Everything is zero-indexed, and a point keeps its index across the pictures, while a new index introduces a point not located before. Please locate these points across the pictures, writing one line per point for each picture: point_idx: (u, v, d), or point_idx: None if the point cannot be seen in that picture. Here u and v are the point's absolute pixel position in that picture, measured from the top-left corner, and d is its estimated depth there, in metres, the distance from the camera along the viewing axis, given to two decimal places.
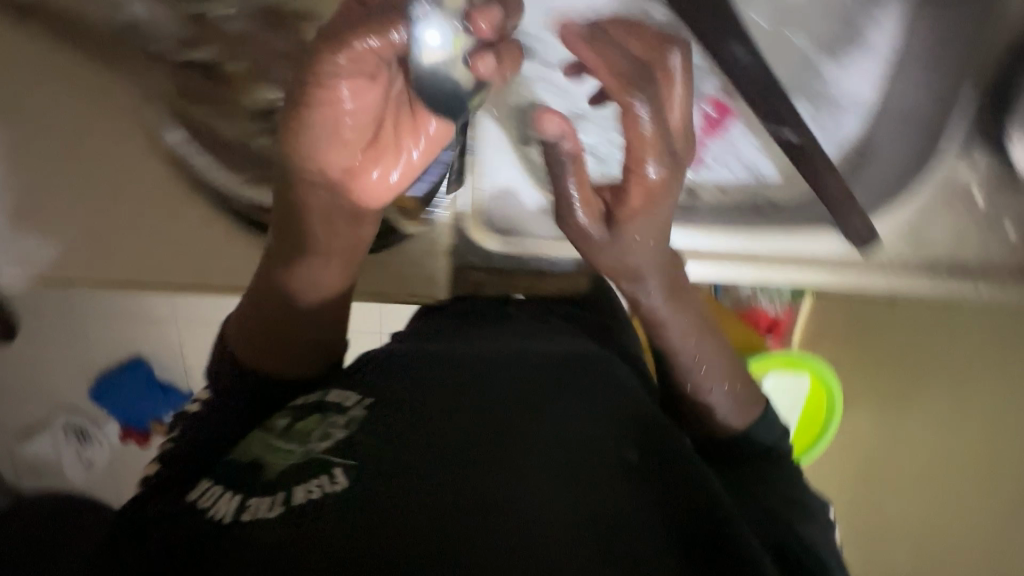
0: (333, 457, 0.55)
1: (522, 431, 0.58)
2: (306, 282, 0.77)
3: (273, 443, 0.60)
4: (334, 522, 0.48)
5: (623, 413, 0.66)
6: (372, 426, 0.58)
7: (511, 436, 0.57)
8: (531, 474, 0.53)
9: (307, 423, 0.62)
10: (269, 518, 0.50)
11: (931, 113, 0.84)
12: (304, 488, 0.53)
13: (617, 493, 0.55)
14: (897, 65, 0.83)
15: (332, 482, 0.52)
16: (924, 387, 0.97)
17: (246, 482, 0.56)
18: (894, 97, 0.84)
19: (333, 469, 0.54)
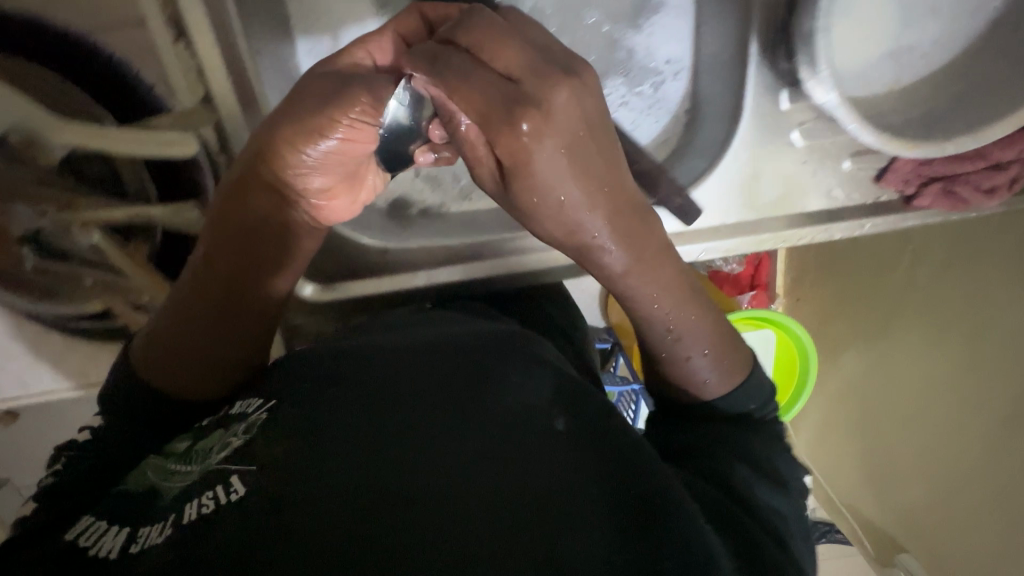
0: (230, 466, 0.53)
1: (441, 414, 0.56)
2: (225, 308, 0.76)
3: (166, 468, 0.58)
4: (233, 533, 0.46)
5: (550, 384, 0.64)
6: (279, 424, 0.57)
7: (432, 421, 0.55)
8: (460, 459, 0.52)
9: (206, 440, 0.60)
10: (155, 552, 0.47)
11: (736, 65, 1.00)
12: (194, 512, 0.50)
13: (543, 463, 0.53)
14: (700, 16, 1.03)
15: (225, 496, 0.50)
16: (908, 307, 1.28)
17: (133, 515, 0.53)
18: (708, 52, 1.04)
19: (229, 480, 0.52)
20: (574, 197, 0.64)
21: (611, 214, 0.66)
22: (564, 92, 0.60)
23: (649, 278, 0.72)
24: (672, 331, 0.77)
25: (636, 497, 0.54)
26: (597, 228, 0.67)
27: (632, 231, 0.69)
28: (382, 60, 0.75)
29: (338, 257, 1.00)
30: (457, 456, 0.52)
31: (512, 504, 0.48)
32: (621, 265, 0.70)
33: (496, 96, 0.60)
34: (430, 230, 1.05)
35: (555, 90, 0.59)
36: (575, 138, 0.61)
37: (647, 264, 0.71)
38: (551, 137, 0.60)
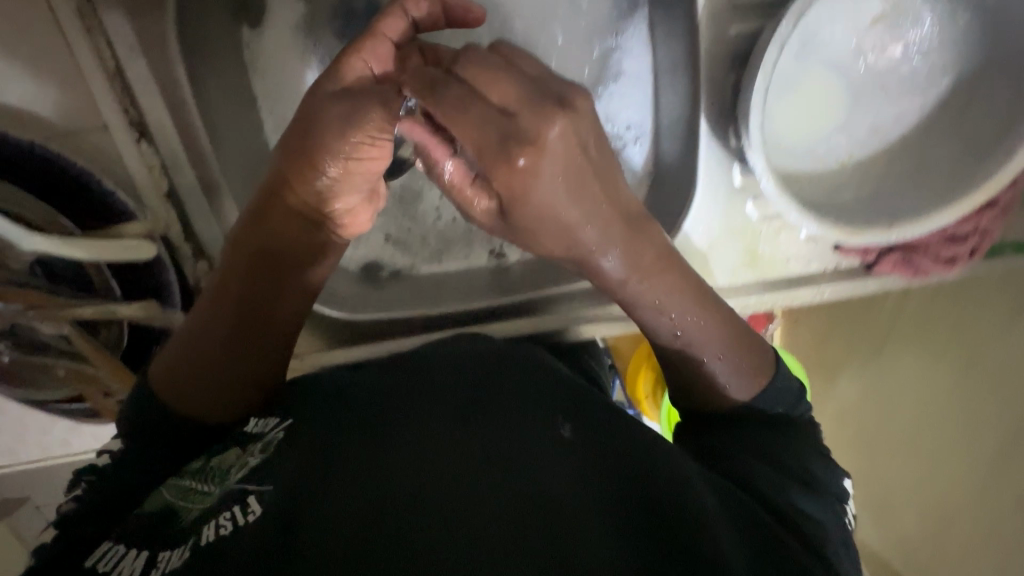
0: (252, 481, 0.38)
1: (478, 402, 0.45)
2: (255, 307, 0.53)
3: (184, 487, 0.41)
4: (287, 468, 0.38)
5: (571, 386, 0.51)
6: (315, 414, 0.45)
7: (467, 407, 0.44)
8: (506, 452, 0.40)
9: (225, 456, 0.43)
10: (200, 482, 0.41)
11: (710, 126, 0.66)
12: (235, 461, 0.42)
13: (593, 480, 0.40)
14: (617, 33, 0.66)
15: (273, 433, 0.43)
16: (906, 353, 0.88)
17: (190, 452, 0.49)
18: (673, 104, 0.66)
19: (248, 497, 0.36)
20: (591, 241, 0.50)
21: (658, 268, 0.53)
22: (588, 97, 0.47)
23: (697, 327, 0.54)
24: (678, 332, 0.55)
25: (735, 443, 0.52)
26: (649, 295, 0.54)
27: (664, 289, 0.53)
28: (382, 28, 0.53)
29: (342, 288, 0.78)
30: (524, 394, 0.47)
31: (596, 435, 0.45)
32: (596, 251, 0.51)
33: (481, 139, 0.44)
34: (421, 295, 0.80)
35: (550, 121, 0.44)
36: (541, 163, 0.44)
37: (705, 308, 0.54)
38: (539, 191, 0.45)
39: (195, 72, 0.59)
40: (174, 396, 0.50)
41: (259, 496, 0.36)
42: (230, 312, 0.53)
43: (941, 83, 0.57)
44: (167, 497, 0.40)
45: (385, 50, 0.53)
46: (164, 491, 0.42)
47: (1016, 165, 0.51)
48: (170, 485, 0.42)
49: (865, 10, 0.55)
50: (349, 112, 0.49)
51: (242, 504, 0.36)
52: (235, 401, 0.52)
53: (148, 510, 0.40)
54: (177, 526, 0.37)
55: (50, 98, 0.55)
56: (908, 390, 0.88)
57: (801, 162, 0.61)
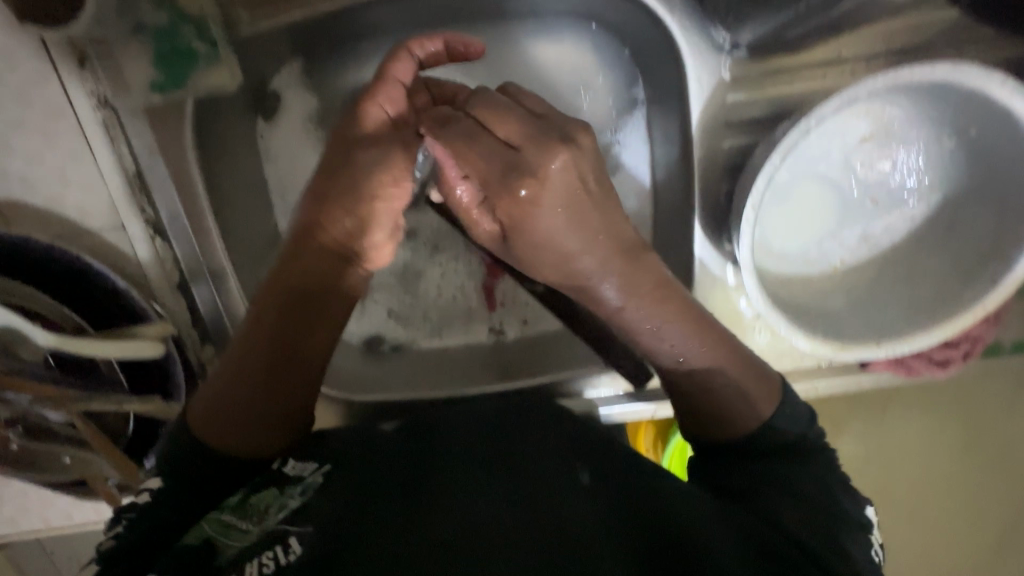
0: (290, 524, 0.42)
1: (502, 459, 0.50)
2: (296, 339, 0.53)
3: (222, 518, 0.45)
4: (325, 515, 0.43)
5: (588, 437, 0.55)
6: (347, 463, 0.49)
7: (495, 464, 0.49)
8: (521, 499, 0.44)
9: (264, 493, 0.46)
10: (235, 516, 0.44)
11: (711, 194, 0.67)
12: (272, 499, 0.46)
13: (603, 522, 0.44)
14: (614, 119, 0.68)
15: (313, 475, 0.48)
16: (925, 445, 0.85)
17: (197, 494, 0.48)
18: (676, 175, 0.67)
19: (287, 538, 0.41)
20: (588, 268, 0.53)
21: (662, 310, 0.53)
22: (591, 134, 0.52)
23: (703, 361, 0.53)
24: (680, 357, 0.54)
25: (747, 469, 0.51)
26: (649, 320, 0.54)
27: (665, 323, 0.53)
28: (393, 70, 0.55)
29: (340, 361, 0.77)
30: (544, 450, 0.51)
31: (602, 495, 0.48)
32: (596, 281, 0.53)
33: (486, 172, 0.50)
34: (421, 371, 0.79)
35: (552, 157, 0.48)
36: (540, 189, 0.49)
37: (720, 348, 0.53)
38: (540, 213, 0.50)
39: (209, 166, 0.61)
40: (215, 434, 0.50)
41: (299, 537, 0.40)
42: (269, 350, 0.52)
43: (931, 200, 0.58)
44: (207, 529, 0.43)
45: (399, 88, 0.56)
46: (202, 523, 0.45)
47: (999, 295, 0.52)
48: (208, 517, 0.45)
49: (853, 131, 0.58)
50: (377, 156, 0.53)
51: (282, 544, 0.40)
52: (273, 437, 0.52)
53: (188, 540, 0.43)
54: (217, 561, 0.40)
55: (74, 196, 0.58)
56: (902, 445, 0.85)
57: (791, 266, 0.62)
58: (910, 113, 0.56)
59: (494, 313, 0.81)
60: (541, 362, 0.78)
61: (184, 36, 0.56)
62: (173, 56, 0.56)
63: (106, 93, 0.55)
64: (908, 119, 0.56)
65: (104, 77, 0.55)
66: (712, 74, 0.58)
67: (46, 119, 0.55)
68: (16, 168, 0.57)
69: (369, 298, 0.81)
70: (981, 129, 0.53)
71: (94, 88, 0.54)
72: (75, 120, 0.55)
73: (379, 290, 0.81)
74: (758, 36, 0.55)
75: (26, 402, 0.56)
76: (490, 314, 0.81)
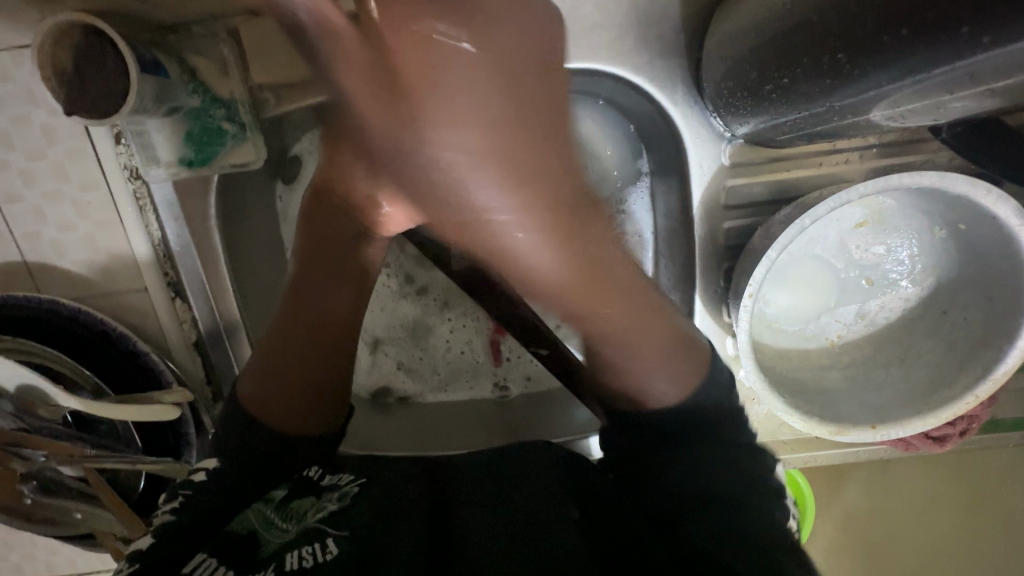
0: (325, 526, 0.48)
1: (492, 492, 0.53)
2: (317, 320, 0.58)
3: (267, 517, 0.51)
4: (356, 519, 0.48)
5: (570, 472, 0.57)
6: (376, 483, 0.55)
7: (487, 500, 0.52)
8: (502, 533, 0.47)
9: (302, 500, 0.53)
10: (277, 517, 0.51)
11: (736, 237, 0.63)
12: (310, 504, 0.52)
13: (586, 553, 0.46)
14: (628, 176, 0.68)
15: (349, 485, 0.54)
16: (940, 512, 0.82)
17: (234, 490, 0.53)
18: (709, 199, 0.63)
19: (324, 539, 0.46)
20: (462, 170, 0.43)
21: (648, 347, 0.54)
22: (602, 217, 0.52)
23: (676, 389, 0.54)
24: (646, 370, 0.54)
25: (713, 472, 0.52)
26: (628, 354, 0.54)
27: (647, 350, 0.54)
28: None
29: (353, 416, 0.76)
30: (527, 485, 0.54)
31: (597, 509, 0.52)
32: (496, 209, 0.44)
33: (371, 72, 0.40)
34: (430, 423, 0.78)
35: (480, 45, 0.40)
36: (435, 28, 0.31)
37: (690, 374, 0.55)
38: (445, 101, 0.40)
39: (230, 230, 0.63)
40: (256, 408, 0.56)
41: (335, 540, 0.46)
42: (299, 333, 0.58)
43: (923, 285, 0.60)
44: (252, 522, 0.50)
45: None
46: (249, 515, 0.52)
47: (989, 387, 0.54)
48: (255, 510, 0.52)
49: (848, 217, 0.60)
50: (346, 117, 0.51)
51: (321, 543, 0.46)
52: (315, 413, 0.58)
53: (238, 530, 0.49)
54: (261, 552, 0.46)
55: (102, 261, 0.61)
56: (902, 499, 0.83)
57: (789, 340, 0.64)
58: (903, 204, 0.59)
59: (501, 368, 0.80)
60: (548, 420, 0.77)
61: (213, 115, 0.58)
62: (202, 135, 0.58)
63: (136, 166, 0.58)
64: (900, 209, 0.59)
65: (135, 152, 0.57)
66: (713, 162, 0.60)
67: (81, 189, 0.59)
68: (50, 234, 0.60)
69: (379, 350, 0.80)
70: (970, 227, 0.55)
71: (127, 161, 0.58)
72: (108, 190, 0.59)
73: (389, 343, 0.80)
74: (752, 137, 0.56)
75: (43, 456, 0.56)
76: (497, 368, 0.80)
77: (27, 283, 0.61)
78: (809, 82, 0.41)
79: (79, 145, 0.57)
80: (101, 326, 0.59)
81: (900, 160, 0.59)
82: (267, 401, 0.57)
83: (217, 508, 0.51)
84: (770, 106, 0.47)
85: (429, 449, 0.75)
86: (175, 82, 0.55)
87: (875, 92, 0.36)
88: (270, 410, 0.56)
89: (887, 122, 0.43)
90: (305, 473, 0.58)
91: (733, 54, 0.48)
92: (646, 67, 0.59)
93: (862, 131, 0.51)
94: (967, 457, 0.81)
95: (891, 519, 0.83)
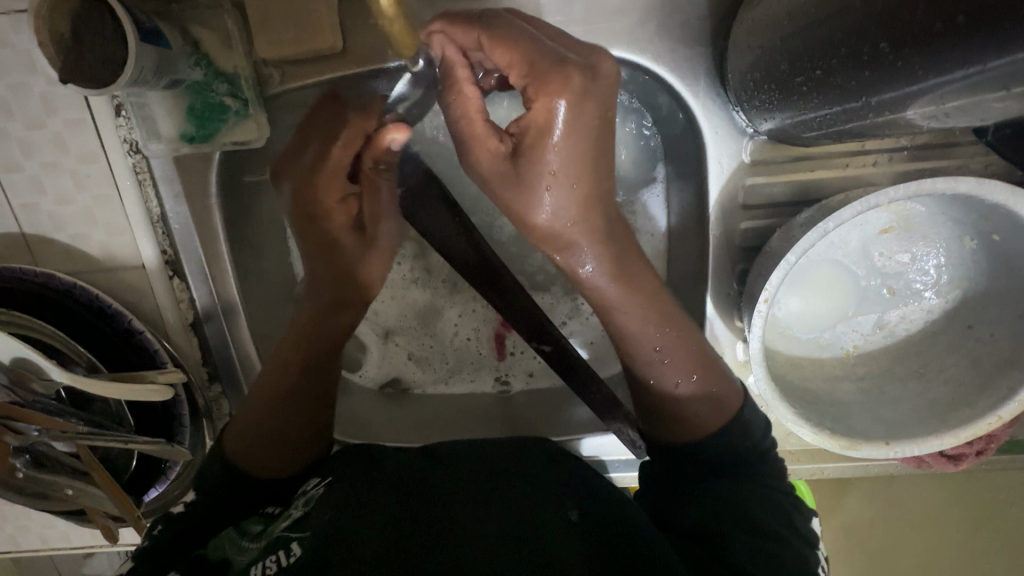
0: (291, 532, 0.48)
1: (484, 481, 0.53)
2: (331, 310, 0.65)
3: (240, 543, 0.50)
4: (318, 519, 0.49)
5: (562, 467, 0.57)
6: (349, 482, 0.54)
7: (473, 483, 0.53)
8: (483, 517, 0.49)
9: (276, 519, 0.52)
10: (249, 538, 0.51)
11: (754, 238, 0.59)
12: (279, 518, 0.53)
13: (572, 548, 0.46)
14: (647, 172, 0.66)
15: (315, 488, 0.55)
16: (942, 533, 0.80)
17: (213, 517, 0.55)
18: (748, 191, 0.58)
19: (289, 543, 0.47)
20: (557, 167, 0.50)
21: (670, 337, 0.57)
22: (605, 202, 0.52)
23: (700, 389, 0.56)
24: (666, 361, 0.57)
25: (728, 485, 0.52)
26: (652, 343, 0.57)
27: (669, 345, 0.57)
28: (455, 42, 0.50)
29: (364, 404, 0.76)
30: (529, 481, 0.53)
31: (599, 512, 0.51)
32: (553, 178, 0.51)
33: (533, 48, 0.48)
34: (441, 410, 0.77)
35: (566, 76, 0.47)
36: (537, 47, 0.48)
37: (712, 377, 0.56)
38: (567, 122, 0.48)
39: (230, 210, 0.61)
40: (266, 401, 0.60)
41: (298, 542, 0.47)
42: (312, 323, 0.64)
43: (949, 297, 0.57)
44: (226, 549, 0.50)
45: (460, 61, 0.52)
46: (223, 541, 0.51)
47: (1014, 407, 0.51)
48: (229, 537, 0.51)
49: (874, 223, 0.57)
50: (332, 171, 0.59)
51: (284, 550, 0.46)
52: (316, 399, 0.63)
53: (212, 556, 0.50)
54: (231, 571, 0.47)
55: (97, 236, 0.60)
56: (905, 516, 0.80)
57: (803, 348, 0.61)
58: (933, 211, 0.56)
59: (504, 363, 0.78)
60: (548, 416, 0.75)
61: (216, 91, 0.57)
62: (204, 110, 0.57)
63: (136, 140, 0.57)
64: (928, 217, 0.56)
65: (136, 125, 0.56)
66: (732, 158, 0.57)
67: (80, 161, 0.57)
68: (47, 206, 0.59)
69: (389, 341, 0.78)
70: (1005, 238, 0.52)
71: (127, 134, 0.56)
72: (107, 164, 0.57)
73: (399, 333, 0.78)
74: (776, 134, 0.53)
75: (38, 431, 0.56)
76: (500, 363, 0.78)
77: (24, 256, 0.60)
78: (844, 75, 0.38)
79: (79, 116, 0.56)
80: (96, 302, 0.58)
81: (933, 163, 0.56)
82: (247, 428, 0.59)
83: (197, 528, 0.54)
84: (799, 101, 0.44)
85: (439, 436, 0.74)
86: (176, 54, 0.53)
87: (917, 86, 0.34)
88: (244, 439, 0.58)
89: (928, 120, 0.40)
90: (303, 487, 0.57)
91: (762, 46, 0.46)
92: (668, 56, 0.56)
93: (894, 132, 0.48)
94: (977, 481, 0.78)
95: (892, 536, 0.80)
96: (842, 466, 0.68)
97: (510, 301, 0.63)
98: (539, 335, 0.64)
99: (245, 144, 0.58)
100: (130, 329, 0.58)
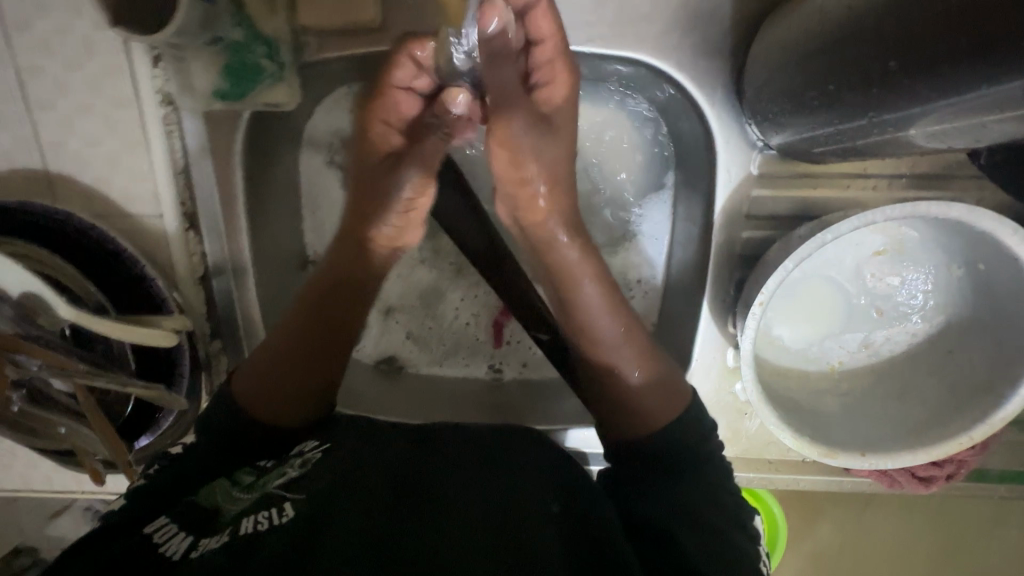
0: (285, 492, 0.49)
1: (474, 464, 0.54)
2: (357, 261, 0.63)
3: (234, 491, 0.51)
4: (314, 484, 0.50)
5: (549, 455, 0.58)
6: (346, 452, 0.54)
7: (460, 464, 0.54)
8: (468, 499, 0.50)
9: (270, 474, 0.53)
10: (241, 488, 0.51)
11: (755, 248, 0.62)
12: (273, 472, 0.53)
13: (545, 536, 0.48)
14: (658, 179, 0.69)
15: (314, 451, 0.55)
16: (907, 557, 0.82)
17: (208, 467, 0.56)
18: (753, 202, 0.60)
19: (283, 503, 0.48)
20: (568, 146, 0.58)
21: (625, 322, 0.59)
22: None
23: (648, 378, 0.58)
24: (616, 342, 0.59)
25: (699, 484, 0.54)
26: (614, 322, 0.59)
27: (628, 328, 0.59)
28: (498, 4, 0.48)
29: (361, 377, 0.77)
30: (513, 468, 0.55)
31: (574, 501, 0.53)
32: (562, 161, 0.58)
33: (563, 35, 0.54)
34: (434, 392, 0.78)
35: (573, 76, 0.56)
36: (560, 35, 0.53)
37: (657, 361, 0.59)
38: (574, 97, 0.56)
39: (252, 169, 0.63)
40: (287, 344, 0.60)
41: (291, 504, 0.47)
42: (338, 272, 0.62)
43: (933, 322, 0.60)
44: (219, 495, 0.51)
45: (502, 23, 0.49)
46: (217, 487, 0.52)
47: (985, 431, 0.54)
48: (225, 484, 0.52)
49: (869, 244, 0.60)
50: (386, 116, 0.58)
51: (275, 509, 0.47)
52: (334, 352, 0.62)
53: (203, 501, 0.50)
54: (222, 519, 0.47)
55: (119, 181, 0.61)
56: (872, 538, 0.82)
57: (791, 359, 0.63)
58: (925, 238, 0.59)
59: (499, 351, 0.80)
60: (538, 406, 0.77)
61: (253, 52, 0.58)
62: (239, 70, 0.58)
63: (170, 92, 0.59)
64: (921, 243, 0.59)
65: (171, 78, 0.58)
66: (741, 169, 0.60)
67: (113, 106, 0.59)
68: (74, 146, 0.60)
69: (390, 317, 0.79)
70: (991, 268, 0.55)
71: (161, 85, 0.58)
72: (139, 111, 0.59)
73: (400, 311, 0.80)
74: (785, 148, 0.56)
75: (39, 365, 0.56)
76: (495, 351, 0.80)
77: (45, 193, 0.61)
78: (855, 92, 0.41)
79: (118, 61, 0.58)
80: (111, 244, 0.59)
81: (929, 192, 0.59)
82: (264, 368, 0.59)
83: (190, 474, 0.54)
84: (810, 116, 0.47)
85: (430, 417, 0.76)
86: (220, 11, 0.55)
87: (922, 106, 0.37)
88: (257, 380, 0.59)
89: (929, 142, 0.43)
90: (301, 445, 0.58)
91: (780, 61, 0.48)
92: (690, 65, 0.59)
93: (895, 155, 0.51)
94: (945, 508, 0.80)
95: (858, 556, 0.83)
96: (816, 479, 0.70)
97: (514, 286, 0.65)
98: (538, 322, 0.66)
99: (273, 106, 0.60)
100: (142, 274, 0.59)
